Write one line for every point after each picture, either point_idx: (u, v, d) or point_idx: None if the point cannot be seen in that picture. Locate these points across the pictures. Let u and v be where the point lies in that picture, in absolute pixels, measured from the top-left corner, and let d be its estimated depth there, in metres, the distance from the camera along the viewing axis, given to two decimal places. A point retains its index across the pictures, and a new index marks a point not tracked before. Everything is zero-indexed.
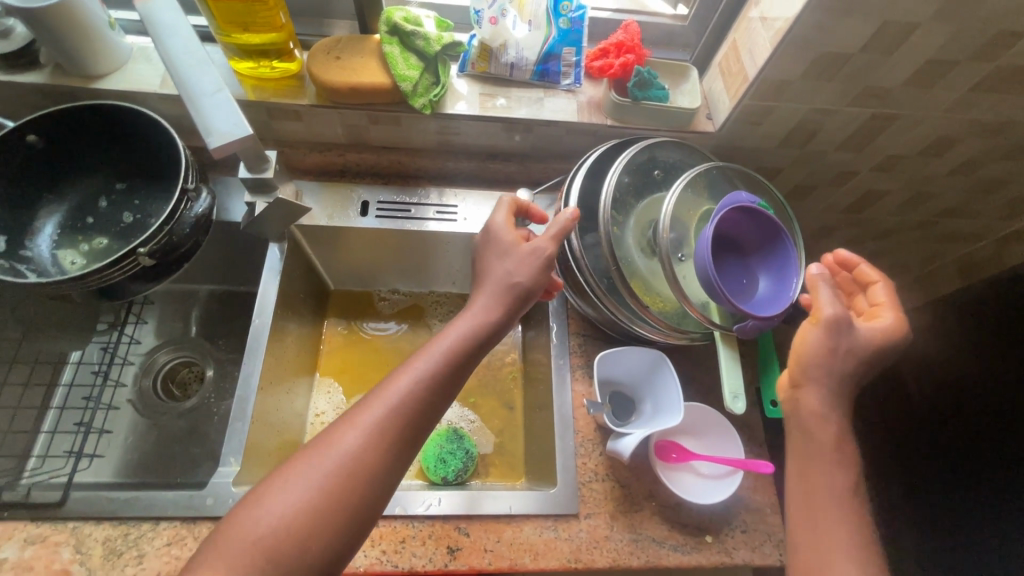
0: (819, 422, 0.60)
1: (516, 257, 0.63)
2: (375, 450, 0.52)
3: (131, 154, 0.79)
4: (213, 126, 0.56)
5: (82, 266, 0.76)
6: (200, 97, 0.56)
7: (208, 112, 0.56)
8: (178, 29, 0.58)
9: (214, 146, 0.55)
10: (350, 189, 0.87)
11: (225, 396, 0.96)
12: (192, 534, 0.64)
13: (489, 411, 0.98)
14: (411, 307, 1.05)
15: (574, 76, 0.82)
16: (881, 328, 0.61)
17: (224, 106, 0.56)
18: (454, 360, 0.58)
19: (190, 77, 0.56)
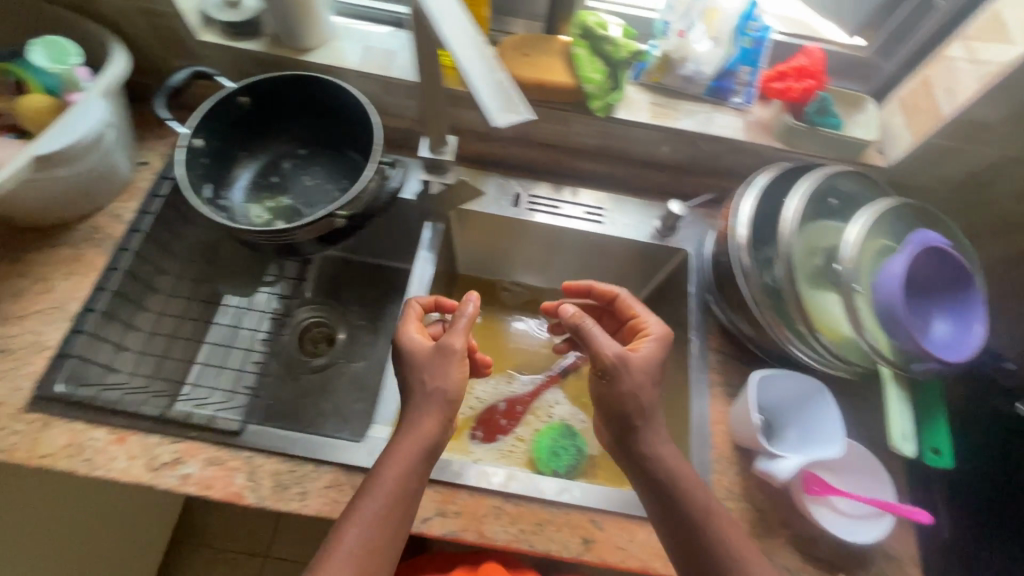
0: (671, 472, 0.64)
1: (438, 364, 0.66)
2: (388, 532, 0.60)
3: (320, 123, 0.85)
4: (498, 102, 0.46)
5: (267, 221, 0.82)
6: (479, 71, 0.47)
7: (488, 90, 0.47)
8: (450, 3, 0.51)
9: (502, 122, 0.45)
10: (504, 181, 0.90)
11: (353, 359, 1.01)
12: (349, 482, 0.69)
13: (599, 413, 1.00)
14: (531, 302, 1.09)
15: (746, 95, 0.83)
16: (643, 351, 0.69)
17: (503, 85, 0.47)
18: (395, 491, 0.61)
19: (469, 51, 0.48)
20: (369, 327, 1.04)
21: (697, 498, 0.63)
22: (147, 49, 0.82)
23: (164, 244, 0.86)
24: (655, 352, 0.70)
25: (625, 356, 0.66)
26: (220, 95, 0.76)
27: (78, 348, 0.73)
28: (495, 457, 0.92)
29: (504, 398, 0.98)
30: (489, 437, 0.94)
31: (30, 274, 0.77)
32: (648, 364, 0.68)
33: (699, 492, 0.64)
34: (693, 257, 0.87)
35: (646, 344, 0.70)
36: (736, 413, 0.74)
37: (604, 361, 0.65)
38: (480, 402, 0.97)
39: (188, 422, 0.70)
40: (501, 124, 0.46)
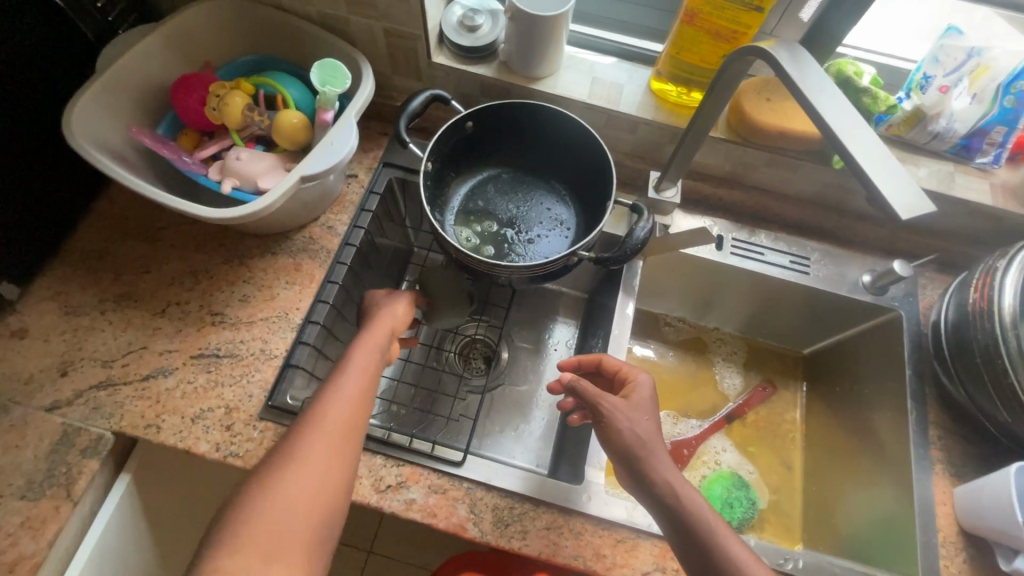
0: (675, 506, 0.60)
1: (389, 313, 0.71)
2: (357, 411, 0.61)
3: (532, 152, 0.85)
4: (896, 191, 0.42)
5: (476, 245, 0.82)
6: (868, 155, 0.44)
7: (881, 177, 0.43)
8: (819, 83, 0.49)
9: (909, 216, 0.41)
10: (707, 220, 0.87)
11: (517, 382, 1.01)
12: (567, 526, 0.68)
13: (765, 462, 0.96)
14: (694, 339, 1.06)
15: (995, 156, 0.77)
16: (637, 393, 0.66)
17: (897, 172, 0.43)
18: (361, 373, 0.64)
19: (853, 133, 0.46)
20: (533, 352, 1.03)
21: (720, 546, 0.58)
22: (375, 67, 0.84)
23: (365, 256, 0.88)
24: (650, 392, 0.67)
25: (616, 402, 0.64)
26: (455, 121, 0.76)
27: (301, 359, 0.75)
28: None
29: (672, 439, 0.96)
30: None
31: (255, 281, 0.79)
32: (639, 406, 0.65)
33: (709, 530, 0.59)
34: (906, 318, 0.83)
35: (638, 385, 0.67)
36: (969, 496, 0.69)
37: (598, 405, 0.64)
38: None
39: (411, 446, 0.70)
40: (903, 216, 0.42)
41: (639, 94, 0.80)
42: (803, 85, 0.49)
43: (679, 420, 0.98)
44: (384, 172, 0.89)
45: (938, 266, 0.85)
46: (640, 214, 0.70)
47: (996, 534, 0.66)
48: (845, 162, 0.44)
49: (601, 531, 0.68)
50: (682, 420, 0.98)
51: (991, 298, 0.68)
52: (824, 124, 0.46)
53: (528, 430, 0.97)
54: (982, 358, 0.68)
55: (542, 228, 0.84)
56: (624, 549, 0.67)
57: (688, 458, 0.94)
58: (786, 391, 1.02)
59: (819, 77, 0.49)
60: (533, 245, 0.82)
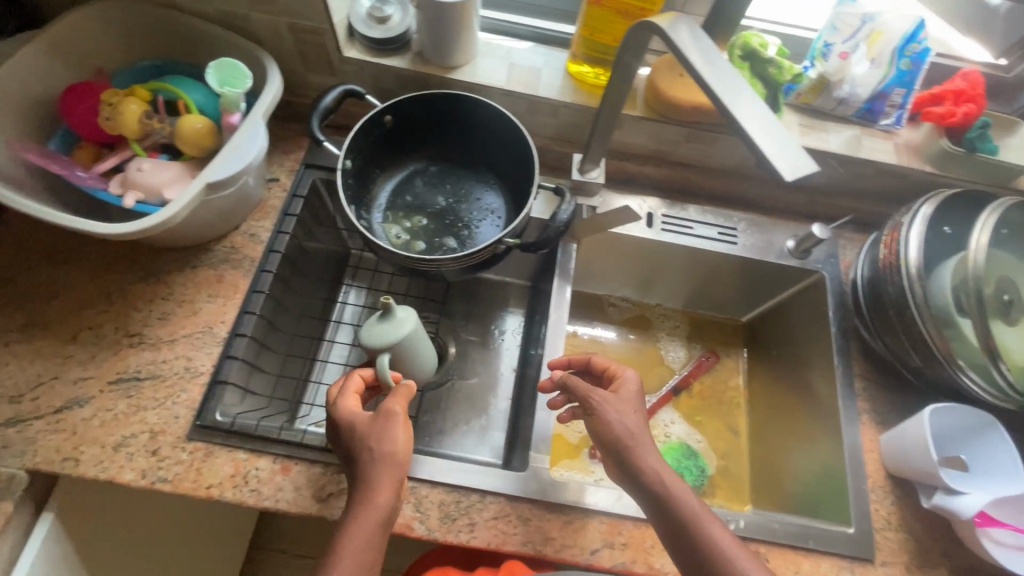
0: (662, 503, 0.59)
1: (384, 442, 0.58)
2: None
3: (457, 143, 0.84)
4: (781, 155, 0.43)
5: (406, 242, 0.81)
6: (755, 123, 0.45)
7: (768, 143, 0.44)
8: (708, 54, 0.50)
9: (793, 178, 0.42)
10: (637, 199, 0.88)
11: (466, 376, 1.00)
12: (515, 513, 0.68)
13: (712, 430, 0.99)
14: (638, 317, 1.08)
15: (896, 117, 0.81)
16: (624, 386, 0.67)
17: (783, 137, 0.44)
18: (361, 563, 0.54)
19: (740, 102, 0.47)
20: (480, 344, 1.03)
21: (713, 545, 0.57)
22: (285, 64, 0.81)
23: (294, 262, 0.85)
24: (638, 386, 0.67)
25: (605, 396, 0.65)
26: (371, 115, 0.74)
27: (230, 374, 0.73)
28: None
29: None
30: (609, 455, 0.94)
31: (174, 297, 0.76)
32: (626, 399, 0.65)
33: (697, 530, 0.58)
34: (829, 279, 0.86)
35: (625, 380, 0.67)
36: (892, 442, 0.73)
37: (589, 398, 0.64)
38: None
39: None
40: (790, 178, 0.43)
41: (557, 78, 0.80)
42: (692, 57, 0.49)
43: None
44: (307, 174, 0.86)
45: (856, 226, 0.89)
46: (562, 197, 0.71)
47: (917, 476, 0.69)
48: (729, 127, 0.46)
49: (549, 514, 0.68)
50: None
51: (897, 253, 0.72)
52: (714, 95, 0.47)
53: (480, 421, 0.96)
54: (894, 310, 0.72)
55: (473, 219, 0.83)
56: (572, 530, 0.68)
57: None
58: (728, 359, 1.05)
59: (706, 49, 0.50)
60: (464, 237, 0.81)
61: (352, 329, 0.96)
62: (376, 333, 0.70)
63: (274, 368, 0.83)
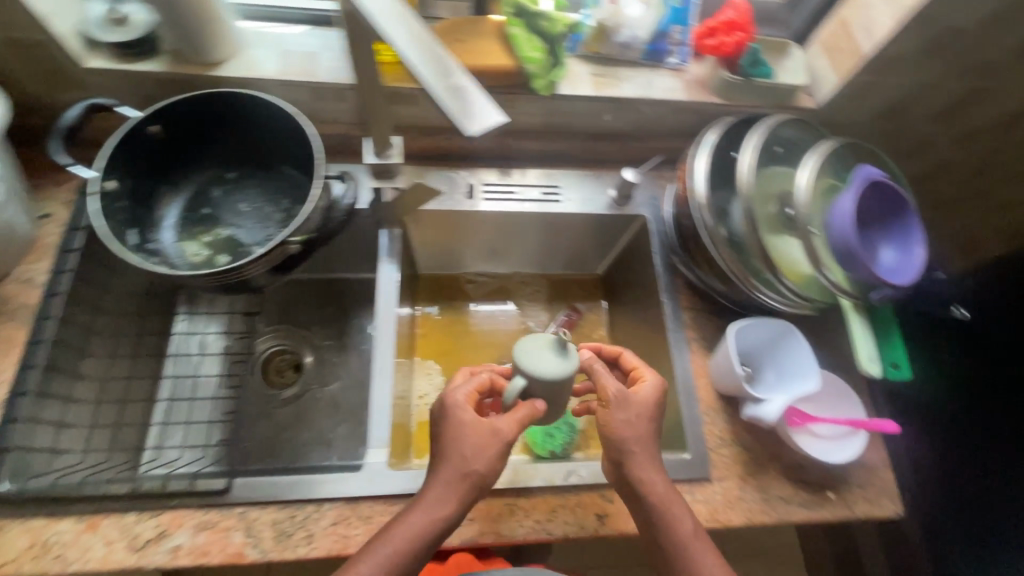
0: (662, 524, 0.60)
1: (483, 436, 0.58)
2: None
3: (245, 144, 0.79)
4: (467, 110, 0.43)
5: (207, 257, 0.75)
6: (443, 78, 0.44)
7: (455, 99, 0.44)
8: (394, 6, 0.47)
9: (479, 132, 0.43)
10: (452, 172, 0.88)
11: (327, 382, 0.97)
12: (355, 514, 0.66)
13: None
14: (498, 289, 1.07)
15: (681, 54, 0.83)
16: (644, 390, 0.64)
17: (470, 89, 0.44)
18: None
19: (426, 56, 0.45)
20: (337, 347, 1.00)
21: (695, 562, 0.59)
22: (24, 85, 0.72)
23: (90, 300, 0.77)
24: (657, 392, 0.65)
25: (619, 393, 0.62)
26: (123, 128, 0.67)
27: (15, 440, 0.65)
28: None
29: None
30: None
31: None
32: (644, 402, 0.63)
33: (683, 548, 0.60)
34: (651, 221, 0.89)
35: (647, 383, 0.65)
36: (717, 366, 0.77)
37: (606, 395, 0.62)
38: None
39: (167, 490, 0.64)
40: (476, 133, 0.43)
41: (335, 59, 0.76)
42: (376, 11, 0.46)
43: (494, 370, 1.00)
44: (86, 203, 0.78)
45: (672, 165, 0.92)
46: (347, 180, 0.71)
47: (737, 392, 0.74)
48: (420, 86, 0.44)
49: (392, 506, 0.67)
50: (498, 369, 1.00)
51: (689, 186, 0.75)
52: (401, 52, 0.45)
53: (346, 425, 0.94)
54: (694, 241, 0.75)
55: (279, 222, 0.79)
56: None
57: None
58: (589, 313, 1.07)
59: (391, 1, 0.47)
60: (270, 241, 0.77)
61: (195, 359, 0.90)
62: (536, 357, 0.59)
63: (90, 419, 0.76)
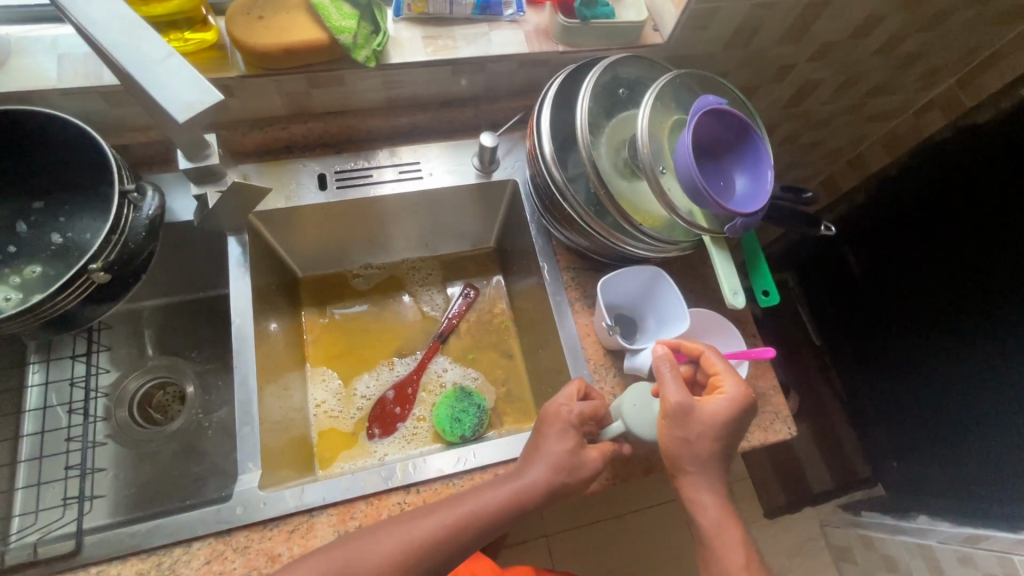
0: (710, 532, 0.63)
1: (568, 448, 0.63)
2: None
3: (45, 168, 0.70)
4: (172, 93, 0.46)
5: (20, 301, 0.67)
6: (144, 61, 0.47)
7: (159, 81, 0.47)
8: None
9: (185, 118, 0.46)
10: (298, 164, 0.81)
11: (214, 409, 0.91)
12: (230, 546, 0.62)
13: (489, 364, 0.98)
14: (389, 279, 1.02)
15: (516, 4, 0.79)
16: (719, 405, 0.61)
17: (175, 69, 0.47)
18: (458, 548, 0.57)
19: (126, 39, 0.47)
20: (220, 368, 0.93)
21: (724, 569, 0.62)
22: None
23: None
24: (734, 411, 0.61)
25: (702, 406, 0.61)
26: None
27: None
28: (399, 445, 0.89)
29: (393, 385, 0.93)
30: (389, 427, 0.90)
31: None
32: (709, 418, 0.61)
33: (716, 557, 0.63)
34: (521, 183, 0.86)
35: (726, 395, 0.62)
36: (599, 325, 0.75)
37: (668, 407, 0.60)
38: (368, 399, 0.92)
39: (5, 565, 0.60)
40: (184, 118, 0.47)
41: None
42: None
43: (393, 363, 0.96)
44: None
45: None
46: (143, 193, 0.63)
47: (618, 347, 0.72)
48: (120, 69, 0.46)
49: (271, 531, 0.63)
50: (397, 362, 0.96)
51: (536, 142, 0.71)
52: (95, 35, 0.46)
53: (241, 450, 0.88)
54: (550, 199, 0.72)
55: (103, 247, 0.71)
56: (300, 537, 0.63)
57: (414, 395, 0.93)
58: (488, 288, 1.04)
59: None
60: None
61: (59, 411, 0.83)
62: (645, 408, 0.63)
63: None
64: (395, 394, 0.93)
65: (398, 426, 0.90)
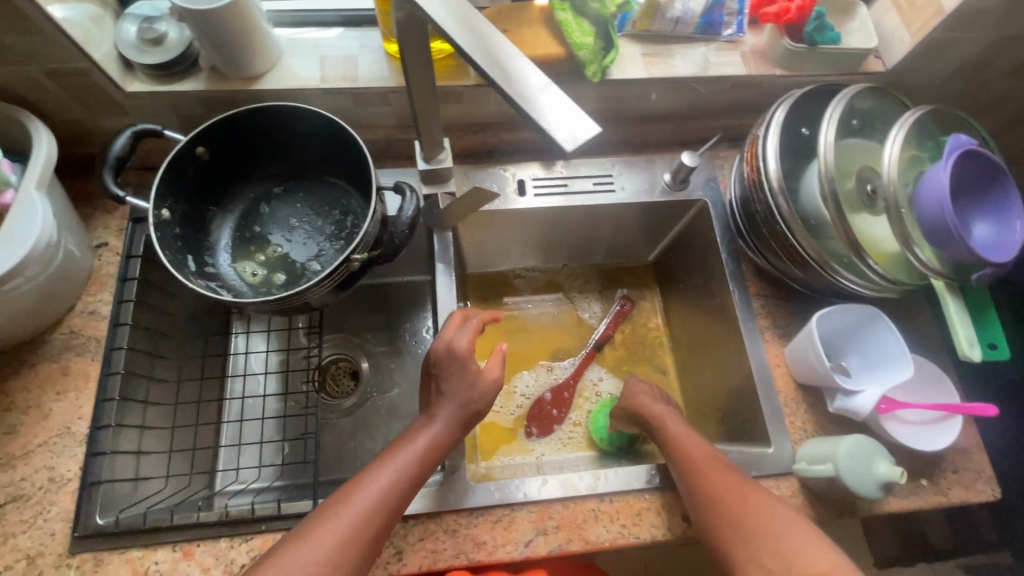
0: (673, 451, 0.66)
1: (465, 380, 0.65)
2: (390, 507, 0.57)
3: (292, 158, 0.77)
4: (558, 120, 0.39)
5: (266, 276, 0.75)
6: (523, 89, 0.41)
7: (540, 109, 0.40)
8: (469, 22, 0.45)
9: (574, 145, 0.38)
10: (502, 169, 0.84)
11: (387, 389, 0.96)
12: (441, 527, 0.66)
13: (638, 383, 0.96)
14: (547, 283, 1.03)
15: (738, 25, 0.77)
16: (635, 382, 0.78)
17: (556, 97, 0.40)
18: (425, 457, 0.61)
19: (506, 67, 0.42)
20: (393, 352, 0.98)
21: (710, 481, 0.61)
22: (64, 114, 0.70)
23: (153, 327, 0.77)
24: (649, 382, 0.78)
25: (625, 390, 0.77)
26: (172, 155, 0.65)
27: (102, 473, 0.66)
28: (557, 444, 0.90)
29: (550, 387, 0.95)
30: (547, 427, 0.92)
31: (17, 405, 0.67)
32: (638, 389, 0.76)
33: (702, 478, 0.61)
34: (711, 204, 0.84)
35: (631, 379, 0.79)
36: (797, 357, 0.73)
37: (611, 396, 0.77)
38: (528, 398, 0.94)
39: (255, 515, 0.65)
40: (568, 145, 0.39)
41: (374, 62, 0.73)
42: (449, 30, 0.44)
43: (550, 365, 0.97)
44: (137, 230, 0.76)
45: (728, 143, 0.88)
46: (404, 194, 0.66)
47: (816, 380, 0.71)
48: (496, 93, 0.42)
49: (476, 519, 0.67)
50: (553, 365, 0.97)
51: (759, 169, 0.71)
52: (478, 68, 0.43)
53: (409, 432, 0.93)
54: (767, 227, 0.71)
55: (333, 234, 0.77)
56: (502, 528, 0.67)
57: (571, 400, 0.94)
58: (644, 301, 1.03)
59: (461, 19, 0.45)
60: (326, 258, 0.76)
61: None
62: (857, 465, 0.63)
63: (166, 445, 0.76)
64: (553, 397, 0.94)
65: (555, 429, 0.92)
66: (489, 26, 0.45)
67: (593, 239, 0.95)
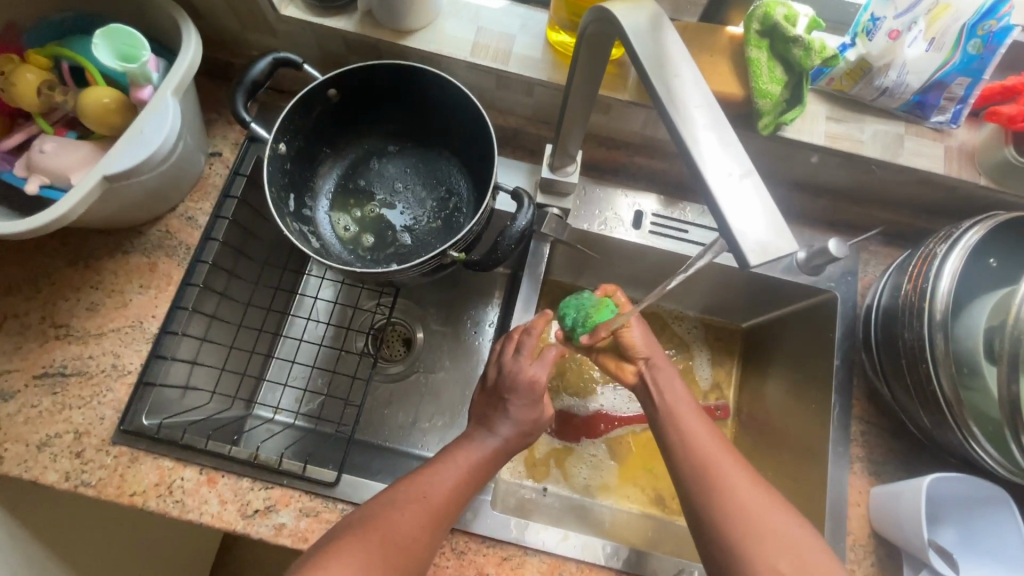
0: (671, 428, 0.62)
1: (529, 412, 0.66)
2: (455, 504, 0.59)
3: (420, 121, 0.74)
4: (748, 222, 0.33)
5: (356, 235, 0.72)
6: (717, 170, 0.35)
7: (729, 202, 0.34)
8: (674, 63, 0.39)
9: (759, 262, 0.32)
10: (623, 193, 0.76)
11: (434, 369, 0.92)
12: (449, 545, 0.64)
13: (638, 461, 0.83)
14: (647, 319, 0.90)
15: (954, 114, 0.65)
16: (631, 331, 0.69)
17: (753, 192, 0.34)
18: (489, 463, 0.63)
19: (704, 136, 0.36)
20: (451, 334, 0.94)
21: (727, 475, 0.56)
22: (217, 18, 0.70)
23: (237, 247, 0.77)
24: (642, 330, 0.70)
25: (636, 330, 0.70)
26: (304, 91, 0.63)
27: (157, 376, 0.67)
28: (568, 501, 0.79)
29: (592, 410, 0.86)
30: (571, 439, 0.84)
31: (104, 285, 0.70)
32: (643, 343, 0.69)
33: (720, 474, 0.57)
34: (841, 300, 0.74)
35: (630, 329, 0.70)
36: (886, 510, 0.63)
37: (635, 352, 0.68)
38: (572, 402, 0.86)
39: (280, 468, 0.65)
40: (754, 254, 0.33)
41: (532, 47, 0.67)
42: (649, 69, 0.39)
43: (599, 387, 0.87)
44: (251, 149, 0.76)
45: (883, 239, 0.76)
46: (520, 201, 0.62)
47: (903, 546, 0.61)
48: (681, 164, 0.36)
49: (486, 549, 0.64)
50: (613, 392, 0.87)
51: (924, 289, 0.60)
52: (670, 124, 0.37)
53: (443, 419, 0.88)
54: (907, 358, 0.61)
55: (433, 211, 0.73)
56: (509, 567, 0.64)
57: (604, 433, 0.84)
58: (722, 370, 0.88)
59: (668, 58, 0.39)
60: (421, 232, 0.72)
61: (309, 324, 0.88)
62: None
63: (219, 362, 0.78)
64: (587, 419, 0.85)
65: (574, 453, 0.83)
66: (696, 77, 0.39)
67: (692, 292, 0.86)
